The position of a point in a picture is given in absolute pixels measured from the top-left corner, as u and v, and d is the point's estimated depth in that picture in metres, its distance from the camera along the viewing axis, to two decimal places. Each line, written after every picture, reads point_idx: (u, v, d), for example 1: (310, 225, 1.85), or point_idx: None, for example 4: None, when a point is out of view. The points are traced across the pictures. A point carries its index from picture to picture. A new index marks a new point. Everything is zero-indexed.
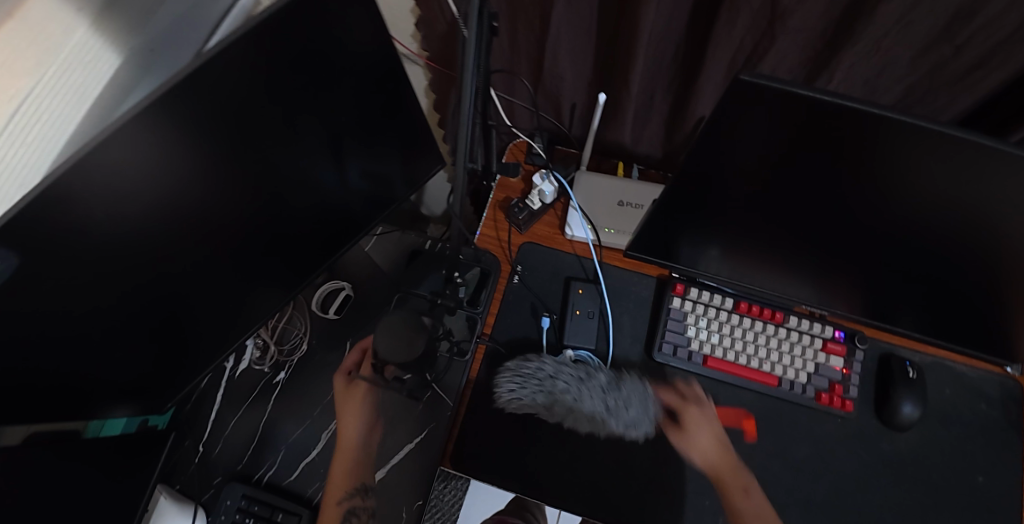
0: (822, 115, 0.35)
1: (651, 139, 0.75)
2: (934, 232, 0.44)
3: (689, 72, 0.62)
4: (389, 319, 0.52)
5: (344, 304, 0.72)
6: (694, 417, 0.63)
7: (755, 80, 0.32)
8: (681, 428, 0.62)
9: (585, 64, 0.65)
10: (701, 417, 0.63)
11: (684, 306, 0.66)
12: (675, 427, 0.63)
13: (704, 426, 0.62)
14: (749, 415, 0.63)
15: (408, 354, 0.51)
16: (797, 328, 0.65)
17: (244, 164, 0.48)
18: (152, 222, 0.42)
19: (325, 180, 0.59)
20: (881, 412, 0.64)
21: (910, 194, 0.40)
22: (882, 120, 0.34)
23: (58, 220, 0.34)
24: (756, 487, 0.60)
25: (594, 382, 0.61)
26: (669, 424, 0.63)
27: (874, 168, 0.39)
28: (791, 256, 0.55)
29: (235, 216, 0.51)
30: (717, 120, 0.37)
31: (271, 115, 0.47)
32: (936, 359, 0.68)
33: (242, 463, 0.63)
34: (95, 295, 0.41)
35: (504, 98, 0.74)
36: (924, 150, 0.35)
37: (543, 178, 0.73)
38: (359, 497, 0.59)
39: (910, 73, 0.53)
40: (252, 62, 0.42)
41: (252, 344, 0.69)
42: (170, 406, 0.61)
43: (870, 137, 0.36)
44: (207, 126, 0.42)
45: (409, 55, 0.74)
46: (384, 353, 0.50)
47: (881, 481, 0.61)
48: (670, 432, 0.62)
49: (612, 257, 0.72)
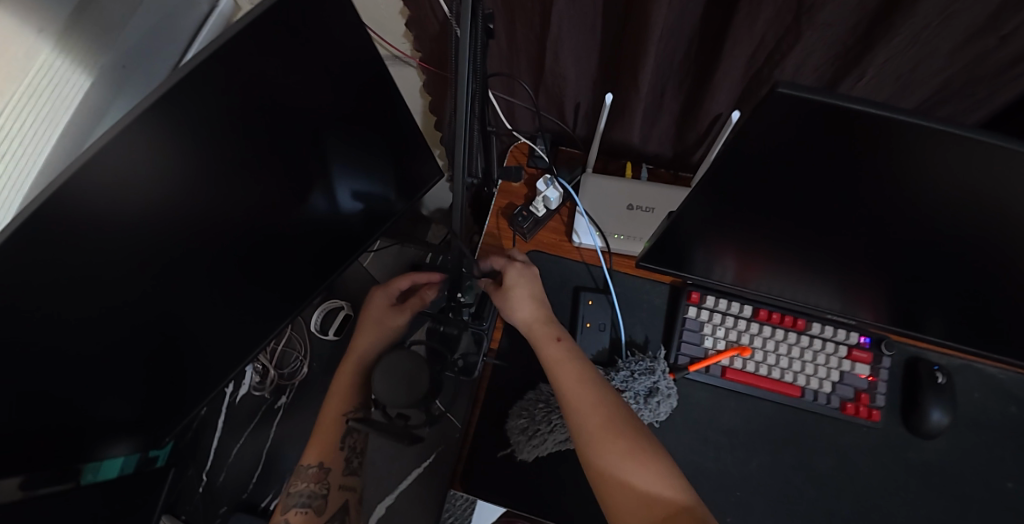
0: (863, 127, 0.31)
1: (661, 137, 0.71)
2: (978, 245, 0.40)
3: (702, 68, 0.58)
4: (389, 358, 0.49)
5: (345, 324, 0.69)
6: (514, 277, 0.61)
7: (793, 92, 0.29)
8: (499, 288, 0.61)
9: (588, 62, 0.60)
10: (519, 273, 0.61)
11: (700, 315, 0.63)
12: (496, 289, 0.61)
13: (522, 286, 0.60)
14: (742, 346, 0.62)
15: (409, 394, 0.48)
16: (819, 335, 0.62)
17: (228, 191, 0.44)
18: (128, 261, 0.39)
19: (316, 199, 0.55)
20: (909, 420, 0.61)
21: (955, 206, 0.37)
22: (932, 132, 0.30)
23: (16, 270, 0.31)
24: (780, 503, 0.58)
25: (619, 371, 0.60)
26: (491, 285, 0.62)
27: (916, 180, 0.35)
28: (817, 266, 0.52)
29: (221, 245, 0.47)
30: (745, 134, 0.34)
31: (252, 138, 0.44)
32: (964, 362, 0.65)
33: (246, 491, 0.62)
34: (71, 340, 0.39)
35: (503, 99, 0.70)
36: (975, 162, 0.32)
37: (547, 183, 0.68)
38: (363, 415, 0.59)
39: (944, 67, 0.49)
40: (228, 83, 0.38)
41: (250, 369, 0.66)
42: (167, 440, 0.57)
43: (915, 151, 0.32)
44: (180, 155, 0.38)
45: (400, 57, 0.70)
46: (383, 395, 0.48)
47: (909, 492, 0.59)
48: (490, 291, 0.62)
49: (623, 263, 0.69)
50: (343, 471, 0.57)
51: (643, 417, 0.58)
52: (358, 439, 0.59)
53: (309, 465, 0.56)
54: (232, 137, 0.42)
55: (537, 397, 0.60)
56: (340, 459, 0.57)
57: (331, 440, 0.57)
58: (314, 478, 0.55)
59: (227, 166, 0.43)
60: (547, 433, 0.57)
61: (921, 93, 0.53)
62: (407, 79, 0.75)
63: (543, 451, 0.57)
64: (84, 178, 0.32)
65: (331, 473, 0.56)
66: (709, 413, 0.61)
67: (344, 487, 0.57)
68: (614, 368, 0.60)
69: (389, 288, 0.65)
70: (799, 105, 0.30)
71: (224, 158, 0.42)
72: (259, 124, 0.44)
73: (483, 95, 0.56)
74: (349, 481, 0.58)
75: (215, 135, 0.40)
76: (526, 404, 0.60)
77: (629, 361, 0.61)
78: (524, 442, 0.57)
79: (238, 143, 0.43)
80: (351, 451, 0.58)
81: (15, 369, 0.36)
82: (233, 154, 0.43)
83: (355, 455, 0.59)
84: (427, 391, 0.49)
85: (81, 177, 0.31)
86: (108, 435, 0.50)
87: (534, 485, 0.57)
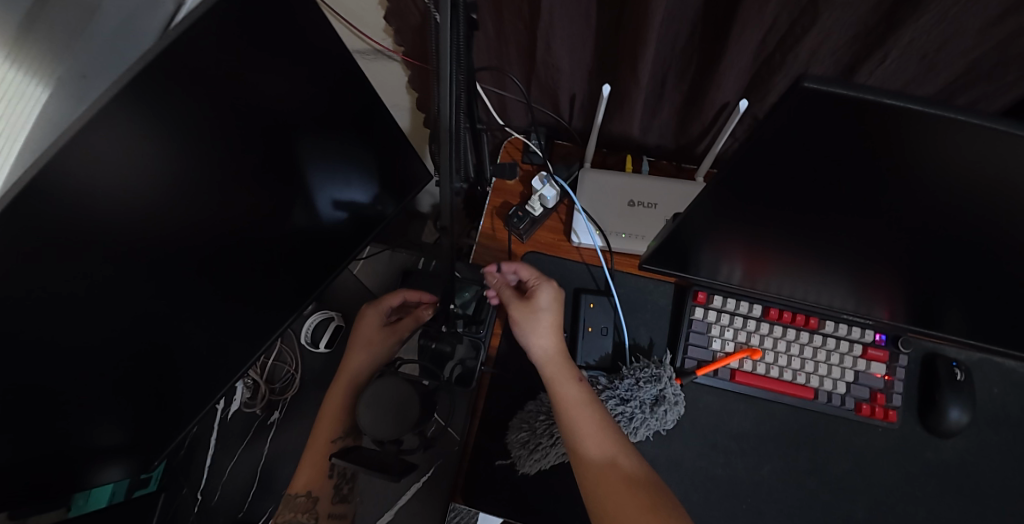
0: (896, 125, 0.28)
1: (662, 128, 0.67)
2: (1012, 245, 0.37)
3: (706, 54, 0.54)
4: (376, 388, 0.49)
5: (336, 335, 0.66)
6: (541, 297, 0.58)
7: (821, 86, 0.25)
8: (525, 303, 0.58)
9: (584, 52, 0.57)
10: (548, 295, 0.58)
11: (707, 316, 0.60)
12: (522, 303, 0.58)
13: (548, 309, 0.58)
14: (752, 349, 0.59)
15: (396, 426, 0.48)
16: (833, 333, 0.59)
17: (201, 208, 0.41)
18: (92, 291, 0.36)
19: (298, 209, 0.52)
20: (926, 420, 0.59)
21: (990, 206, 0.33)
22: (974, 130, 0.27)
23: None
24: (794, 508, 0.56)
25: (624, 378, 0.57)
26: (514, 298, 0.59)
27: (949, 180, 0.32)
28: (833, 267, 0.49)
29: (200, 266, 0.44)
30: (763, 133, 0.30)
31: (221, 149, 0.40)
32: (983, 356, 0.62)
33: (243, 510, 0.59)
34: (40, 379, 0.36)
35: (494, 93, 0.67)
36: (1019, 161, 0.29)
37: (543, 181, 0.65)
38: (353, 440, 0.58)
39: (971, 47, 0.46)
40: (190, 91, 0.35)
41: (241, 384, 0.64)
42: (160, 460, 0.52)
43: (951, 148, 0.29)
44: (141, 174, 0.35)
45: (383, 51, 0.66)
46: (367, 426, 0.48)
47: (927, 494, 0.57)
48: (513, 304, 0.58)
49: (624, 263, 0.66)
50: (333, 499, 0.56)
51: (651, 426, 0.56)
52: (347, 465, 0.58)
53: (298, 494, 0.55)
54: (201, 148, 0.39)
55: (537, 409, 0.58)
56: (329, 486, 0.56)
57: (320, 467, 0.56)
58: (302, 508, 0.54)
59: (197, 181, 0.40)
60: (550, 446, 0.55)
61: (948, 75, 0.51)
62: (392, 74, 0.71)
63: (546, 464, 0.55)
64: (24, 209, 0.28)
65: (320, 502, 0.55)
66: (719, 417, 0.59)
67: (333, 516, 0.55)
68: (619, 375, 0.58)
69: (379, 305, 0.63)
70: (827, 100, 0.27)
71: (193, 172, 0.39)
72: (230, 132, 0.40)
73: (472, 89, 0.53)
74: (340, 509, 0.56)
75: (180, 149, 0.37)
76: (526, 415, 0.58)
77: (633, 367, 0.58)
78: (525, 456, 0.55)
79: (207, 155, 0.39)
80: (341, 478, 0.57)
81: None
82: (204, 166, 0.40)
83: (345, 481, 0.57)
84: (416, 422, 0.48)
85: (20, 208, 0.28)
86: (95, 471, 0.47)
87: (537, 499, 0.55)
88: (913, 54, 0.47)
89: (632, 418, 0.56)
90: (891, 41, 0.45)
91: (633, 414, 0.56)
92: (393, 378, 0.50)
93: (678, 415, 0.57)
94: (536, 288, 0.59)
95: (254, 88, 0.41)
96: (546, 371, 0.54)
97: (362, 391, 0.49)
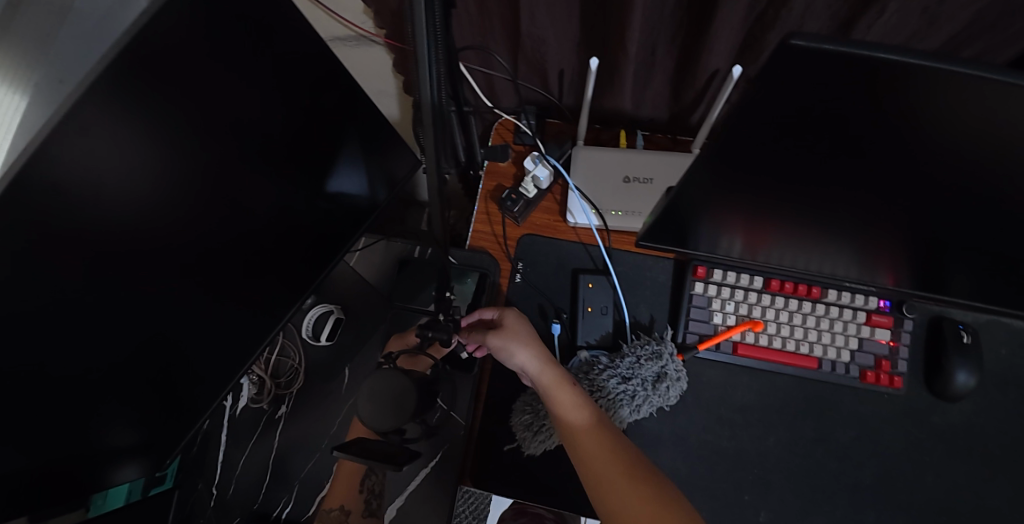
0: (895, 82, 0.26)
1: (655, 100, 0.66)
2: (1018, 204, 0.36)
3: (697, 17, 0.52)
4: (373, 383, 0.49)
5: (337, 328, 0.67)
6: (513, 321, 0.56)
7: (809, 44, 0.24)
8: (500, 329, 0.55)
9: (570, 24, 0.55)
10: (517, 317, 0.57)
11: (707, 290, 0.60)
12: (495, 331, 0.55)
13: (523, 329, 0.55)
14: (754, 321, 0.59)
15: (395, 418, 0.48)
16: (836, 302, 0.59)
17: (185, 209, 0.41)
18: (85, 301, 0.36)
19: (287, 205, 0.52)
20: (932, 384, 0.58)
21: (987, 165, 0.32)
22: (977, 82, 0.25)
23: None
24: (800, 476, 0.56)
25: (625, 357, 0.57)
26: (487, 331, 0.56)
27: (956, 135, 0.30)
28: (831, 233, 0.48)
29: (195, 266, 0.44)
30: (751, 100, 0.29)
31: (203, 146, 0.40)
32: (990, 318, 0.61)
33: (258, 502, 0.60)
34: (42, 392, 0.36)
35: (481, 72, 0.65)
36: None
37: (535, 161, 0.64)
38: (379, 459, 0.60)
39: None
40: (160, 91, 0.34)
41: (247, 381, 0.65)
42: (174, 456, 0.52)
43: (953, 106, 0.28)
44: (118, 181, 0.34)
45: (365, 36, 0.65)
46: (367, 419, 0.48)
47: (935, 457, 0.57)
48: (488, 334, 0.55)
49: (622, 241, 0.65)
50: (364, 513, 0.57)
51: (653, 403, 0.56)
52: (375, 481, 0.59)
53: (331, 509, 0.57)
54: (180, 149, 0.38)
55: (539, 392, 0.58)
56: (359, 501, 0.58)
57: (351, 483, 0.58)
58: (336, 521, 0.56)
59: (178, 183, 0.39)
60: (553, 427, 0.56)
61: (953, 27, 0.49)
62: (375, 58, 0.70)
63: (551, 445, 0.56)
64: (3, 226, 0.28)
65: (351, 515, 0.56)
66: (724, 391, 0.59)
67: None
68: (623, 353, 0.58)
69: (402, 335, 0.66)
70: (821, 60, 0.25)
71: (174, 173, 0.38)
72: (210, 128, 0.40)
73: (454, 71, 0.51)
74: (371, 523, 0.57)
75: (159, 151, 0.36)
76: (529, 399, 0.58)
77: (633, 345, 0.58)
78: (530, 438, 0.56)
79: (186, 155, 0.39)
80: (370, 493, 0.58)
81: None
82: (184, 168, 0.39)
83: (375, 496, 0.58)
84: (414, 413, 0.48)
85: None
86: (109, 473, 0.47)
87: (544, 480, 0.57)
88: (913, 6, 0.46)
89: (634, 396, 0.55)
90: None
91: (636, 393, 0.55)
92: (390, 372, 0.50)
93: (681, 390, 0.57)
94: (500, 314, 0.57)
95: (229, 81, 0.39)
96: (545, 381, 0.51)
97: (360, 386, 0.49)
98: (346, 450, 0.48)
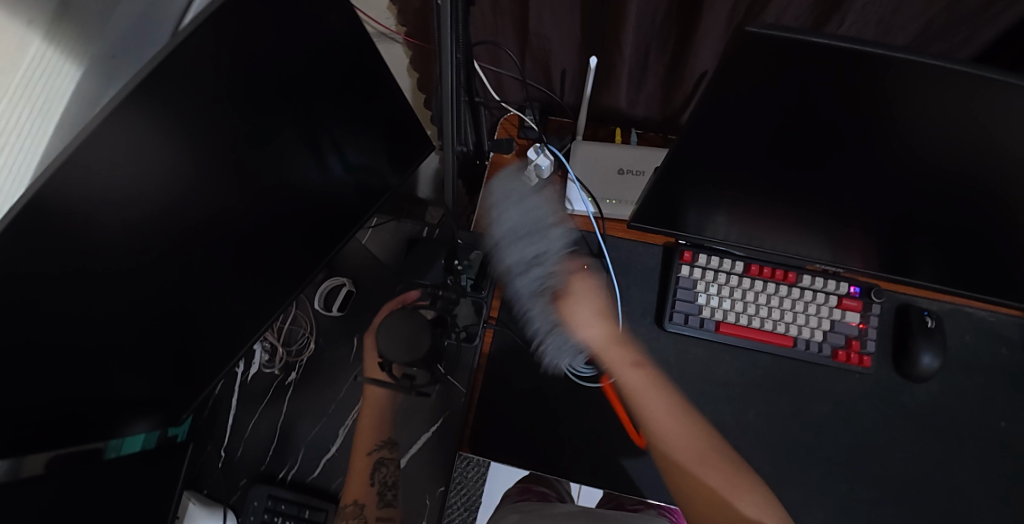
0: (847, 67, 0.31)
1: (649, 100, 0.72)
2: (957, 183, 0.41)
3: (685, 24, 0.58)
4: (388, 320, 0.52)
5: (348, 299, 0.71)
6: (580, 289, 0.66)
7: (763, 31, 0.28)
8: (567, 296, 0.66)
9: (572, 26, 0.61)
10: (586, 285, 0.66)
11: (693, 273, 0.64)
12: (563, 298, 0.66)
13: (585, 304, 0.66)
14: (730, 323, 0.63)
15: (411, 353, 0.51)
16: (810, 286, 0.64)
17: (224, 173, 0.45)
18: (130, 247, 0.40)
19: (313, 178, 0.57)
20: (899, 364, 0.63)
21: (932, 146, 0.37)
22: (918, 68, 0.30)
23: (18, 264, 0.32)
24: (776, 448, 0.60)
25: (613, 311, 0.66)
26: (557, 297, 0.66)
27: (901, 121, 0.35)
28: (804, 215, 0.52)
29: (227, 227, 0.49)
30: (725, 87, 0.34)
31: (247, 116, 0.45)
32: (954, 307, 0.66)
33: (265, 463, 0.64)
34: (82, 325, 0.40)
35: (491, 71, 0.72)
36: (966, 99, 0.32)
37: (538, 151, 0.69)
38: (387, 450, 0.62)
39: (923, 8, 0.52)
40: (220, 63, 0.39)
41: (259, 348, 0.68)
42: (185, 416, 0.57)
43: (904, 94, 0.32)
44: (165, 144, 0.38)
45: (386, 34, 0.71)
46: (388, 353, 0.51)
47: (903, 434, 0.61)
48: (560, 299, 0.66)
49: (615, 228, 0.70)
50: (378, 504, 0.60)
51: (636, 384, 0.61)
52: (387, 473, 0.61)
53: (347, 504, 0.60)
54: (225, 117, 0.42)
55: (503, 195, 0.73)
56: (372, 493, 0.60)
57: (363, 478, 0.61)
58: (351, 515, 0.59)
59: (218, 148, 0.43)
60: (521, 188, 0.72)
61: (906, 37, 0.56)
62: (394, 56, 0.76)
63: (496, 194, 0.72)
64: (76, 170, 0.32)
65: (366, 509, 0.59)
66: (707, 367, 0.64)
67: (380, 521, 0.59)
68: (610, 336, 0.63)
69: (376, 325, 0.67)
70: (775, 51, 0.30)
71: (217, 140, 0.43)
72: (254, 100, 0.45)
73: (469, 66, 0.57)
74: (387, 513, 0.60)
75: (206, 121, 0.41)
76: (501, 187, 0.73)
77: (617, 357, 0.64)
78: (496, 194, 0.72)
79: (229, 122, 0.43)
80: (382, 485, 0.61)
81: (20, 357, 0.36)
82: (225, 134, 0.43)
83: (388, 487, 0.61)
84: (428, 349, 0.52)
85: (78, 167, 0.32)
86: (122, 426, 0.51)
87: (540, 448, 0.60)
88: (871, 17, 0.53)
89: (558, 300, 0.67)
90: (848, 7, 0.51)
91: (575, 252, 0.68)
92: (404, 311, 0.53)
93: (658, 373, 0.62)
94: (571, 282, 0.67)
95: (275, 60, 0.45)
96: (605, 361, 0.63)
97: (377, 323, 0.52)
98: (386, 362, 0.55)
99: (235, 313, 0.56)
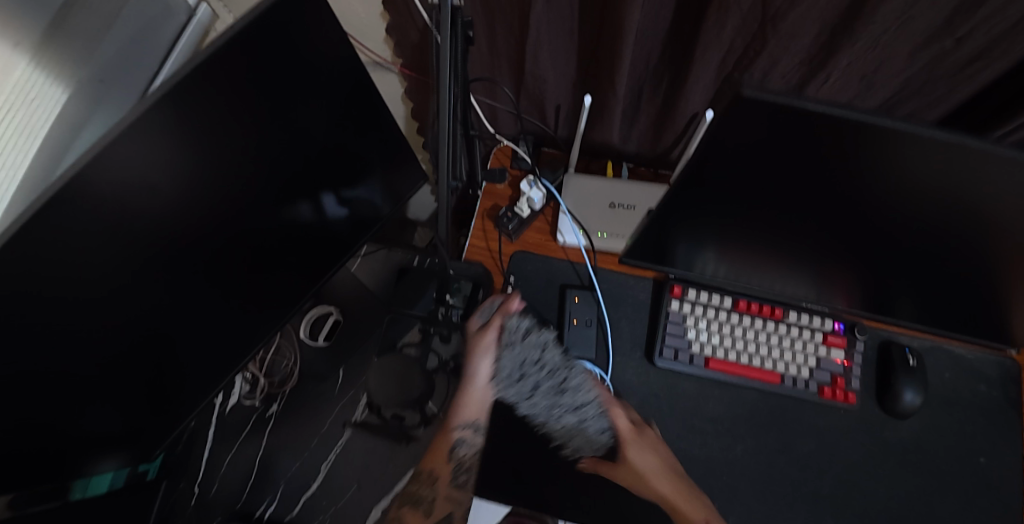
0: (834, 127, 0.32)
1: (641, 136, 0.74)
2: (940, 234, 0.42)
3: (677, 66, 0.60)
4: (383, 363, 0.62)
5: (333, 329, 0.71)
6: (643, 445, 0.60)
7: (758, 95, 0.29)
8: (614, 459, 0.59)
9: (567, 64, 0.63)
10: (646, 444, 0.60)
11: (682, 308, 0.65)
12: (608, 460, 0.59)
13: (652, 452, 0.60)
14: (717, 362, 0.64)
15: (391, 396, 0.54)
16: (796, 322, 0.65)
17: (212, 205, 0.44)
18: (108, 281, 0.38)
19: (304, 209, 0.56)
20: (882, 400, 0.64)
21: (915, 200, 0.39)
22: (901, 132, 0.31)
23: None
24: (764, 485, 0.60)
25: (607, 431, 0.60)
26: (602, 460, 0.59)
27: (884, 177, 0.37)
28: (793, 256, 0.53)
29: (212, 259, 0.48)
30: (716, 138, 0.35)
31: (238, 149, 0.44)
32: (935, 344, 0.68)
33: (241, 501, 0.61)
34: (51, 363, 0.38)
35: (485, 103, 0.73)
36: (946, 158, 0.33)
37: (530, 184, 0.70)
38: (469, 432, 0.59)
39: (902, 66, 0.54)
40: (210, 95, 0.38)
41: (240, 379, 0.66)
42: (158, 452, 0.55)
43: (887, 153, 0.34)
44: (150, 176, 0.37)
45: (382, 64, 0.72)
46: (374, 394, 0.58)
47: (887, 471, 0.61)
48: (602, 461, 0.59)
49: (606, 260, 0.70)
50: (451, 483, 0.57)
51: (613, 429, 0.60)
52: (466, 454, 0.58)
53: (423, 470, 0.58)
54: (214, 149, 0.42)
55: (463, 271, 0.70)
56: (450, 466, 0.58)
57: (443, 451, 0.58)
58: (424, 483, 0.57)
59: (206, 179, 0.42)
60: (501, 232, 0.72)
61: (887, 91, 0.59)
62: (388, 85, 0.77)
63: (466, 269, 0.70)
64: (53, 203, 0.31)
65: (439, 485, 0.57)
66: (696, 402, 0.64)
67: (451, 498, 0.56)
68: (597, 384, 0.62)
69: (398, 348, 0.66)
70: (763, 111, 0.31)
71: (206, 171, 0.42)
72: (247, 132, 0.44)
73: (465, 101, 0.58)
74: (457, 494, 0.57)
75: (193, 153, 0.40)
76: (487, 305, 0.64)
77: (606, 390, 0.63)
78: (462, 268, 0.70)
79: (220, 153, 0.42)
80: (459, 465, 0.58)
81: None
82: (215, 165, 0.43)
83: (462, 470, 0.58)
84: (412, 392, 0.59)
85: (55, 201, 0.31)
86: (90, 463, 0.49)
87: (527, 485, 0.58)
88: (855, 73, 0.55)
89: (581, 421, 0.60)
90: (833, 63, 0.53)
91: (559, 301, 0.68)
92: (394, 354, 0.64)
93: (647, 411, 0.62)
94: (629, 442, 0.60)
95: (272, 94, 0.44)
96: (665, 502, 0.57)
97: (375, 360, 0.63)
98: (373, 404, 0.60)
99: (217, 345, 0.54)
